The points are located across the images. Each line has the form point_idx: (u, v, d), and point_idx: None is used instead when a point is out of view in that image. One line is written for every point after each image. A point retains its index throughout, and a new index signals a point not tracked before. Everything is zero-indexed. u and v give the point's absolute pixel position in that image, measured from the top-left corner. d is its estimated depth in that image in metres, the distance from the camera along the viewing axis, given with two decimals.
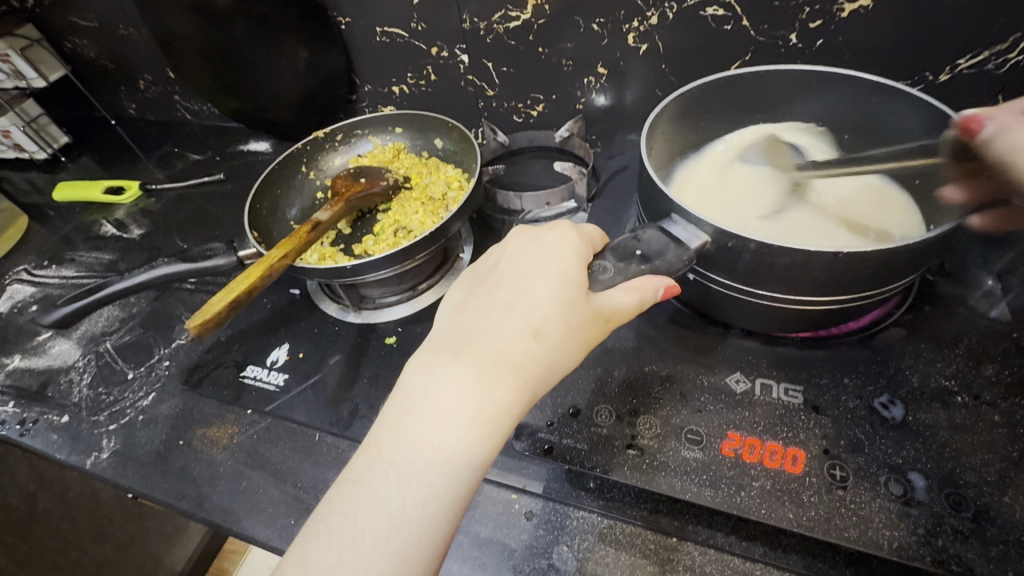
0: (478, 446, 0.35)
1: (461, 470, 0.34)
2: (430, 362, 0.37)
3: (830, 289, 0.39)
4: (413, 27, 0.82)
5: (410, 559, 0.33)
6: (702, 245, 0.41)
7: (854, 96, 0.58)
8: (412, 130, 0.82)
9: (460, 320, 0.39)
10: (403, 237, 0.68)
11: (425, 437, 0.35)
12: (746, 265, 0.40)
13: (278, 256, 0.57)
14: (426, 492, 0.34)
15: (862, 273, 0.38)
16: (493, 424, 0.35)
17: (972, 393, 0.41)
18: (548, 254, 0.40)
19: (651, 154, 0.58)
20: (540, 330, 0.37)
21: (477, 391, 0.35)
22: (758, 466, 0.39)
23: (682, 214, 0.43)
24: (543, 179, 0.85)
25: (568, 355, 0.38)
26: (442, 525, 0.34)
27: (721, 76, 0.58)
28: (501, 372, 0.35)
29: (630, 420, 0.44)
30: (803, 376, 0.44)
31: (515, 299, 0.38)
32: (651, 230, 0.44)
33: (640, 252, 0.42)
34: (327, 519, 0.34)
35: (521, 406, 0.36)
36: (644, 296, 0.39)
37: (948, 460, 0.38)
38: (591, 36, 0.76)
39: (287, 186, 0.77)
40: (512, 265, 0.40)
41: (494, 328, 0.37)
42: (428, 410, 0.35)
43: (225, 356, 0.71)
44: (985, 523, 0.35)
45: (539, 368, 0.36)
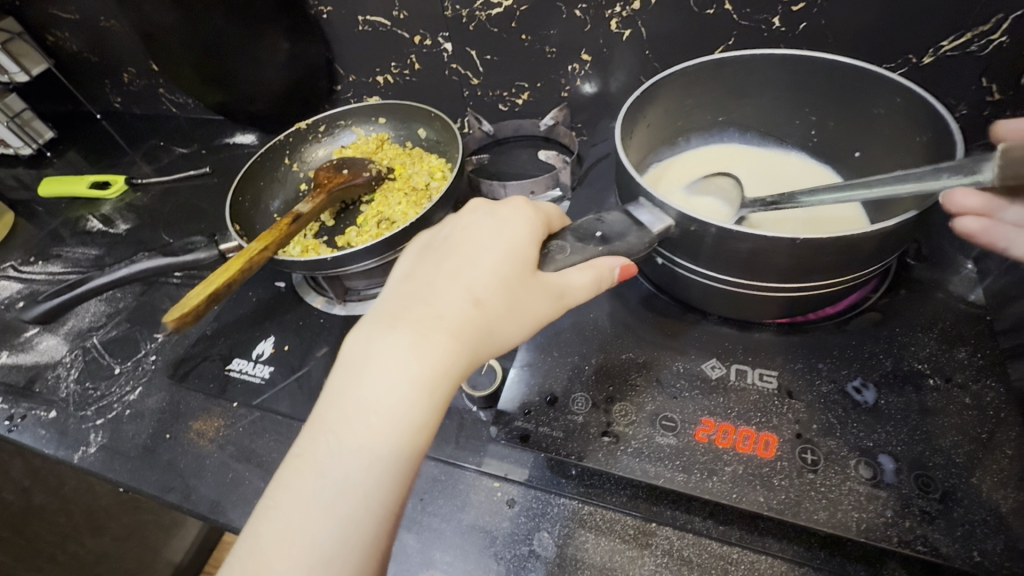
0: (419, 410, 0.35)
1: (403, 435, 0.35)
2: (371, 329, 0.37)
3: (798, 276, 0.40)
4: (395, 15, 0.81)
5: (357, 520, 0.34)
6: (666, 228, 0.42)
7: (837, 82, 0.57)
8: (396, 120, 0.81)
9: (404, 290, 0.39)
10: (386, 228, 0.68)
11: (366, 406, 0.35)
12: (712, 250, 0.41)
13: (257, 249, 0.57)
14: (369, 457, 0.35)
15: (826, 258, 0.38)
16: (433, 387, 0.36)
17: (944, 375, 0.41)
18: (496, 225, 0.40)
19: (629, 141, 0.57)
20: (480, 298, 0.37)
21: (415, 355, 0.36)
22: (731, 451, 0.40)
23: (649, 198, 0.43)
24: (528, 168, 0.84)
25: (513, 320, 0.38)
26: (389, 488, 0.35)
27: (702, 62, 0.57)
28: (439, 336, 0.36)
29: (605, 406, 0.44)
30: (778, 361, 0.44)
31: (454, 269, 0.38)
32: (617, 212, 0.44)
33: (600, 233, 0.43)
34: (278, 487, 0.35)
35: (461, 369, 0.37)
36: (599, 275, 0.40)
37: (918, 443, 0.38)
38: (574, 22, 0.75)
39: (269, 178, 0.76)
40: (459, 237, 0.41)
41: (435, 297, 0.38)
42: (367, 380, 0.36)
43: (210, 349, 0.71)
44: (952, 503, 0.35)
45: (479, 332, 0.37)
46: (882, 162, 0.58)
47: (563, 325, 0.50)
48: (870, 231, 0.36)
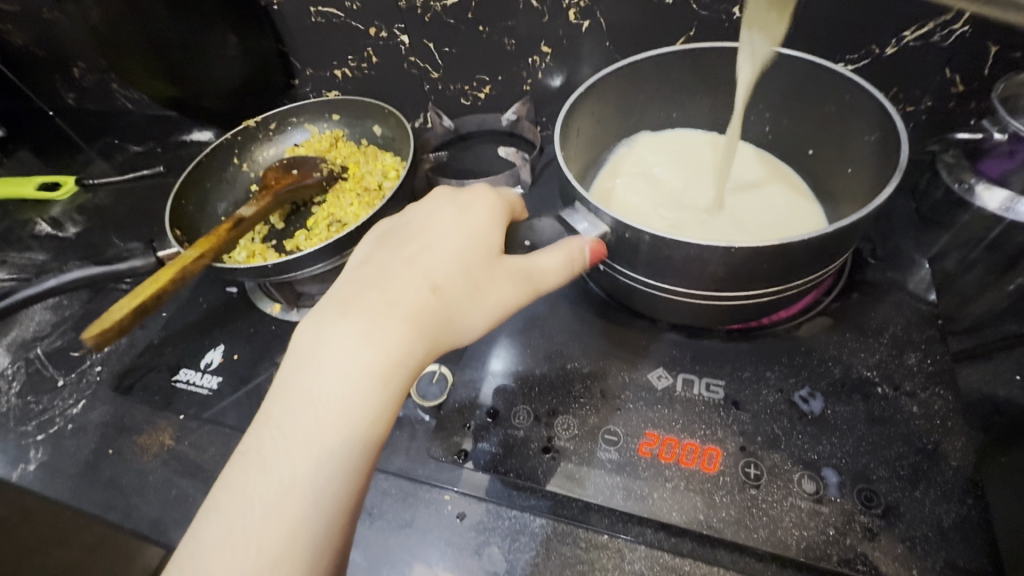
0: (374, 401, 0.33)
1: (357, 426, 0.32)
2: (322, 317, 0.35)
3: (733, 284, 0.39)
4: (348, 6, 0.78)
5: (306, 522, 0.31)
6: (601, 234, 0.40)
7: (794, 78, 0.54)
8: (350, 116, 0.78)
9: (358, 277, 0.37)
10: (336, 231, 0.66)
11: (317, 396, 0.32)
12: (648, 255, 0.39)
13: (193, 257, 0.54)
14: (319, 452, 0.32)
15: (759, 264, 0.37)
16: (389, 376, 0.33)
17: (893, 383, 0.40)
18: (456, 213, 0.39)
19: (578, 138, 0.55)
20: (439, 283, 0.35)
21: (368, 341, 0.33)
22: (673, 466, 0.38)
23: (583, 203, 0.41)
24: (491, 165, 0.82)
25: (475, 306, 0.36)
26: (341, 486, 0.32)
27: (653, 54, 0.54)
28: (394, 321, 0.34)
29: (547, 420, 0.42)
30: (726, 369, 0.43)
31: (413, 256, 0.36)
32: (550, 217, 0.43)
33: (529, 241, 0.42)
34: (219, 490, 0.32)
35: (420, 356, 0.34)
36: (569, 255, 0.39)
37: (863, 455, 0.37)
38: (532, 13, 0.73)
39: (217, 180, 0.73)
40: (418, 225, 0.39)
41: (392, 282, 0.35)
42: (317, 368, 0.33)
43: (157, 359, 0.69)
44: (895, 519, 0.34)
45: (438, 318, 0.35)
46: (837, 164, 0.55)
47: (510, 334, 0.48)
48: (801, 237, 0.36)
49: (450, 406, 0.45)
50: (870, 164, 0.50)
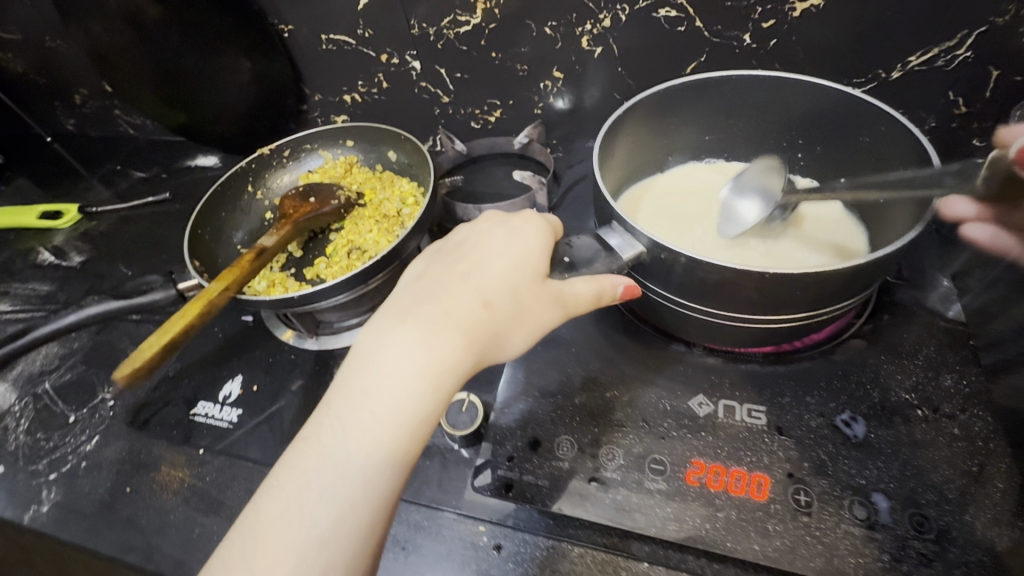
0: (426, 407, 0.32)
1: (409, 427, 0.32)
2: (381, 321, 0.35)
3: (770, 305, 0.38)
4: (360, 33, 0.78)
5: (354, 514, 0.30)
6: (637, 254, 0.39)
7: (826, 108, 0.55)
8: (364, 142, 0.78)
9: (414, 286, 0.37)
10: (357, 259, 0.66)
11: (373, 395, 0.32)
12: (681, 277, 0.39)
13: (217, 290, 0.53)
14: (369, 450, 0.31)
15: (798, 291, 0.37)
16: (440, 384, 0.33)
17: (932, 406, 0.40)
18: (512, 233, 0.38)
19: (611, 161, 0.56)
20: (492, 297, 0.35)
21: (423, 347, 0.33)
22: (723, 495, 0.38)
23: (620, 222, 0.40)
24: (504, 187, 0.82)
25: (524, 322, 0.35)
26: (389, 486, 0.31)
27: (687, 81, 0.55)
28: (454, 326, 0.33)
29: (591, 450, 0.42)
30: (766, 395, 0.43)
31: (474, 266, 0.36)
32: (586, 236, 0.41)
33: (568, 258, 0.39)
34: (277, 473, 0.32)
35: (473, 365, 0.34)
36: (602, 290, 0.37)
37: (910, 479, 0.37)
38: (544, 40, 0.74)
39: (232, 209, 0.73)
40: (473, 242, 0.39)
41: (447, 292, 0.35)
42: (376, 367, 0.33)
43: (173, 392, 0.67)
44: (948, 544, 0.34)
45: (489, 331, 0.34)
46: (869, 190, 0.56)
47: (545, 362, 0.48)
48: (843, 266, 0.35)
49: (493, 433, 0.45)
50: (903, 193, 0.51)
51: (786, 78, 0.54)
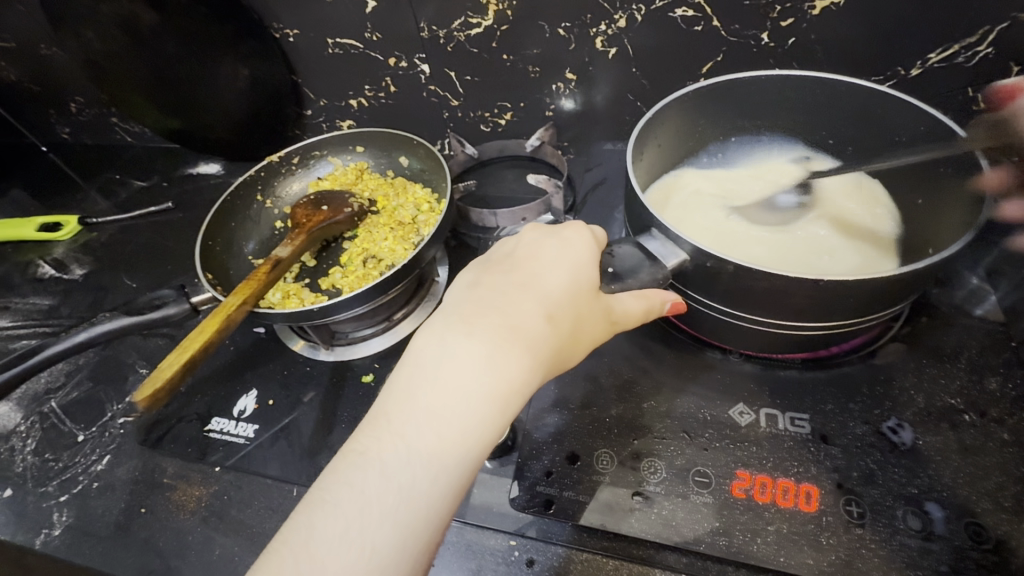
0: (491, 428, 0.31)
1: (475, 446, 0.30)
2: (442, 331, 0.33)
3: (816, 314, 0.37)
4: (368, 37, 0.77)
5: (416, 537, 0.28)
6: (681, 263, 0.38)
7: (856, 106, 0.54)
8: (375, 148, 0.77)
9: (468, 297, 0.35)
10: (373, 268, 0.64)
11: (437, 410, 0.30)
12: (726, 285, 0.38)
13: (236, 303, 0.52)
14: (435, 470, 0.29)
15: (847, 300, 0.36)
16: (506, 404, 0.31)
17: (978, 411, 0.40)
18: (568, 245, 0.37)
19: (641, 162, 0.54)
20: (556, 312, 0.34)
21: (490, 363, 0.31)
22: (772, 507, 0.37)
23: (661, 229, 0.40)
24: (517, 191, 0.81)
25: (581, 338, 0.34)
26: (450, 509, 0.29)
27: (716, 81, 0.54)
28: (519, 343, 0.32)
29: (632, 463, 0.41)
30: (807, 403, 0.42)
31: (534, 278, 0.35)
32: (627, 244, 0.40)
33: (612, 269, 0.39)
34: (331, 488, 0.29)
35: (535, 383, 0.32)
36: (651, 305, 0.37)
37: (963, 487, 0.36)
38: (557, 41, 0.73)
39: (242, 218, 0.71)
40: (527, 252, 0.37)
41: (509, 304, 0.34)
42: (439, 381, 0.31)
43: (186, 408, 0.65)
44: (1008, 554, 0.34)
45: (553, 349, 0.33)
46: (904, 188, 0.55)
47: (577, 371, 0.47)
48: (895, 273, 0.34)
49: (526, 447, 0.43)
50: (941, 192, 0.50)
51: (821, 77, 0.53)
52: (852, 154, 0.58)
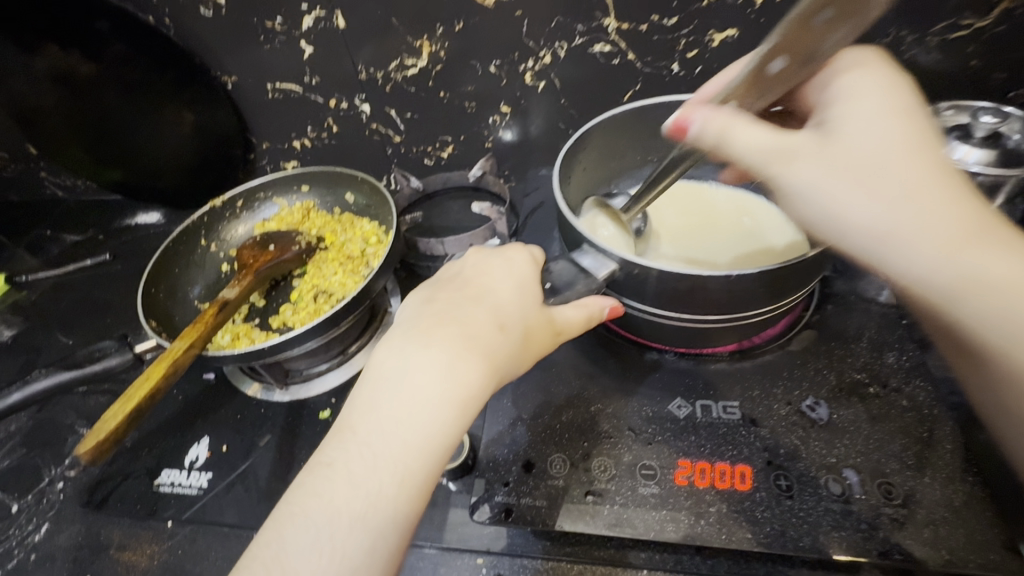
0: (451, 432, 0.32)
1: (436, 451, 0.31)
2: (400, 345, 0.34)
3: (732, 309, 0.41)
4: (307, 81, 0.79)
5: (386, 542, 0.29)
6: (611, 273, 0.41)
7: None
8: (320, 187, 0.78)
9: (422, 313, 0.37)
10: (324, 303, 0.65)
11: (399, 419, 0.32)
12: (655, 290, 0.41)
13: (182, 348, 0.52)
14: (400, 476, 0.30)
15: (757, 291, 0.40)
16: (465, 409, 0.33)
17: (881, 382, 0.45)
18: (514, 260, 0.39)
19: (567, 185, 0.59)
20: (506, 321, 0.36)
21: (448, 370, 0.33)
22: (712, 490, 0.40)
23: (591, 244, 0.42)
24: (463, 220, 0.84)
25: (533, 343, 0.36)
26: (416, 511, 0.31)
27: (628, 108, 0.60)
28: (473, 352, 0.34)
29: (583, 464, 0.43)
30: (737, 391, 0.46)
31: (483, 292, 0.37)
32: (562, 261, 0.42)
33: (548, 284, 0.40)
34: (301, 499, 0.30)
35: (491, 389, 0.34)
36: (591, 313, 0.39)
37: (874, 451, 0.40)
38: (489, 78, 0.77)
39: (186, 263, 0.71)
40: (474, 270, 0.39)
41: (461, 316, 0.36)
42: (399, 392, 0.32)
43: (133, 464, 0.63)
44: (915, 506, 0.38)
45: (506, 354, 0.35)
46: None
47: (528, 383, 0.50)
48: (791, 262, 0.39)
49: (484, 464, 0.45)
50: None
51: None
52: None
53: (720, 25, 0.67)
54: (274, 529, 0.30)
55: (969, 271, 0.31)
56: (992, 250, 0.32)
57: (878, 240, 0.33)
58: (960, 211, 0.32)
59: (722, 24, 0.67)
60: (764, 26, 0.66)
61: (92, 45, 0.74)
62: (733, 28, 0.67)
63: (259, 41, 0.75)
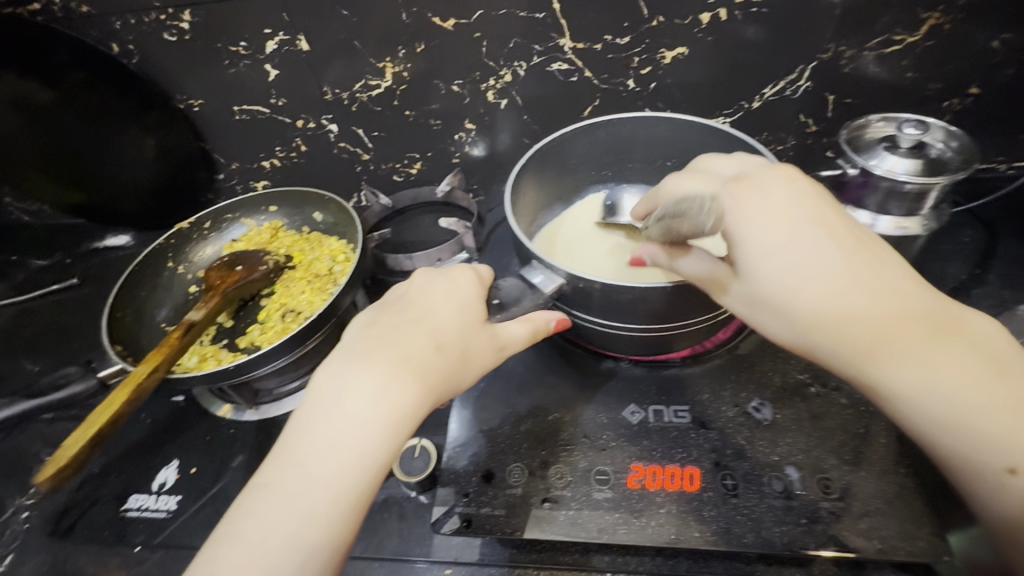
0: (385, 452, 0.33)
1: (369, 472, 0.33)
2: (338, 366, 0.36)
3: (671, 318, 0.44)
4: (273, 102, 0.80)
5: (318, 560, 0.30)
6: (558, 287, 0.43)
7: (699, 141, 0.63)
8: (288, 206, 0.79)
9: (364, 334, 0.38)
10: (292, 322, 0.65)
11: (334, 441, 0.33)
12: (600, 302, 0.43)
13: (146, 372, 0.52)
14: (329, 496, 0.31)
15: (694, 299, 0.42)
16: (399, 428, 0.34)
17: (822, 381, 0.47)
18: (457, 281, 0.41)
19: (524, 202, 0.63)
20: (443, 341, 0.37)
21: (383, 391, 0.34)
22: (662, 492, 0.42)
23: (540, 261, 0.43)
24: (433, 235, 0.85)
25: (471, 362, 0.38)
26: (349, 530, 0.32)
27: (579, 126, 0.63)
28: (409, 373, 0.35)
29: (540, 472, 0.44)
30: (687, 396, 0.48)
31: (423, 313, 0.38)
32: (512, 277, 0.45)
33: (497, 300, 0.44)
34: (237, 521, 0.31)
35: (426, 409, 0.35)
36: (536, 327, 0.41)
37: (814, 448, 0.43)
38: (453, 96, 0.79)
39: (153, 286, 0.71)
40: (417, 291, 0.41)
41: (399, 338, 0.37)
42: (335, 414, 0.33)
43: (101, 490, 0.62)
44: (851, 499, 0.40)
45: (442, 374, 0.36)
46: None
47: (489, 395, 0.51)
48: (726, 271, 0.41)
49: (445, 476, 0.46)
50: None
51: (671, 117, 0.61)
52: None
53: (670, 43, 0.70)
54: (207, 552, 0.31)
55: (876, 363, 0.35)
56: (909, 338, 0.34)
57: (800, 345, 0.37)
58: (885, 301, 0.35)
59: (672, 43, 0.70)
60: (712, 44, 0.69)
61: (51, 74, 0.75)
62: (683, 46, 0.70)
63: (223, 65, 0.76)
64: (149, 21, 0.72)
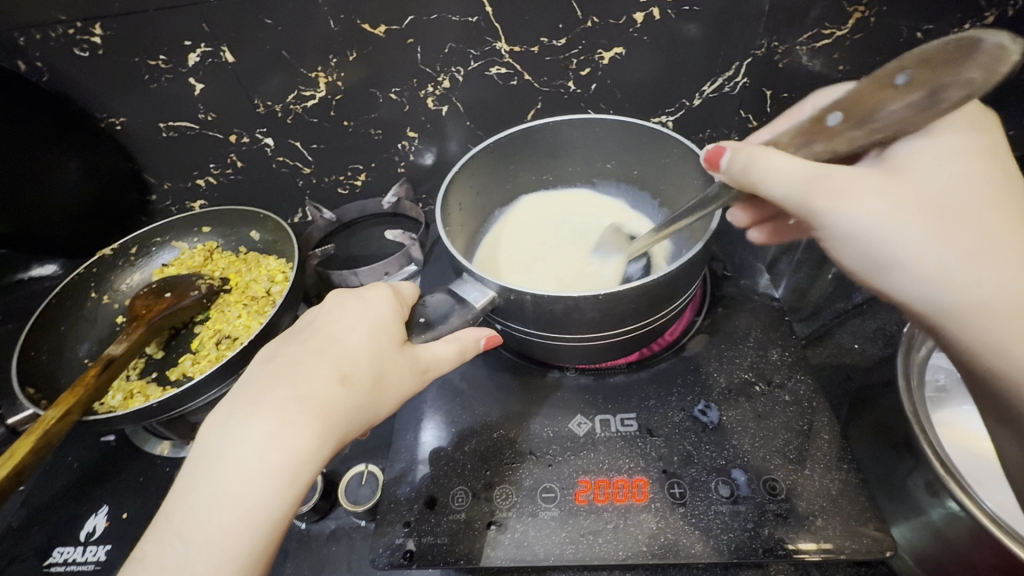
0: (283, 503, 0.33)
1: (263, 526, 0.32)
2: (228, 414, 0.34)
3: (609, 326, 0.42)
4: (201, 117, 0.76)
5: None
6: (490, 300, 0.41)
7: (635, 141, 0.62)
8: (222, 226, 0.75)
9: (264, 373, 0.37)
10: (227, 349, 0.62)
11: (224, 496, 0.32)
12: (534, 313, 0.41)
13: (55, 416, 0.48)
14: (218, 557, 0.31)
15: (629, 306, 0.41)
16: (297, 475, 0.33)
17: (765, 379, 0.48)
18: (368, 306, 0.39)
19: (460, 211, 0.61)
20: (348, 377, 0.36)
21: (276, 439, 0.33)
22: (610, 506, 0.41)
23: (470, 273, 0.42)
24: (382, 248, 0.83)
25: (380, 395, 0.37)
26: None
27: (513, 133, 0.61)
28: (305, 418, 0.34)
29: (485, 494, 0.43)
30: (635, 402, 0.47)
31: (326, 347, 0.37)
32: (441, 292, 0.43)
33: (423, 318, 0.41)
34: None
35: (328, 450, 0.34)
36: (464, 345, 0.40)
37: (759, 449, 0.43)
38: (392, 104, 0.76)
39: (73, 320, 0.67)
40: (326, 319, 0.39)
41: (299, 377, 0.35)
42: (226, 467, 0.32)
43: (21, 546, 0.57)
44: (796, 499, 0.40)
45: (345, 413, 0.35)
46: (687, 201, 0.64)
47: (434, 414, 0.49)
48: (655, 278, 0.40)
49: (385, 506, 0.44)
50: None
51: (605, 119, 0.61)
52: (639, 177, 0.66)
53: (607, 43, 0.69)
54: None
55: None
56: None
57: (971, 255, 0.32)
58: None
59: (609, 43, 0.69)
60: (648, 43, 0.69)
61: None
62: (620, 46, 0.69)
63: (143, 80, 0.71)
64: (55, 36, 0.66)
